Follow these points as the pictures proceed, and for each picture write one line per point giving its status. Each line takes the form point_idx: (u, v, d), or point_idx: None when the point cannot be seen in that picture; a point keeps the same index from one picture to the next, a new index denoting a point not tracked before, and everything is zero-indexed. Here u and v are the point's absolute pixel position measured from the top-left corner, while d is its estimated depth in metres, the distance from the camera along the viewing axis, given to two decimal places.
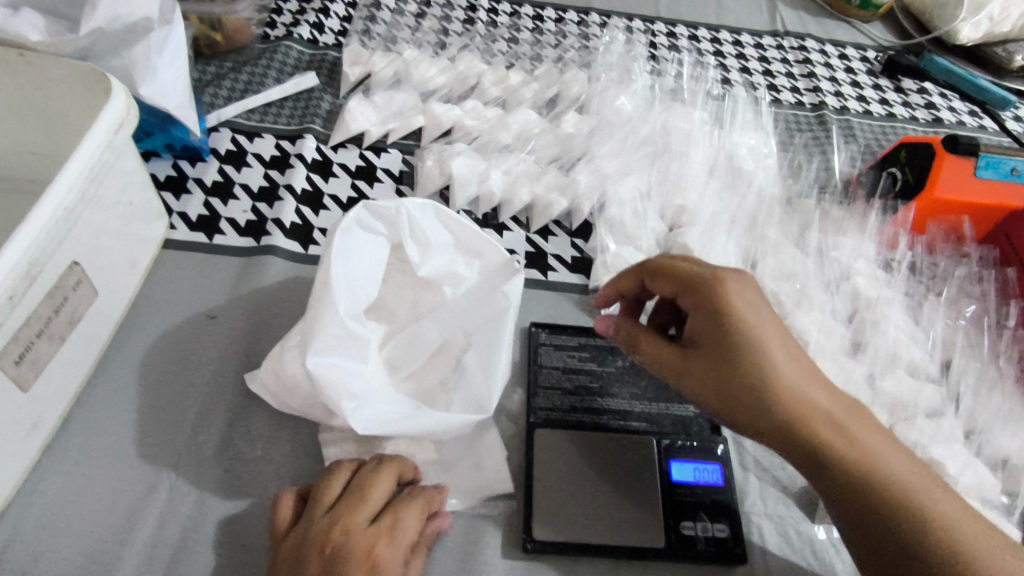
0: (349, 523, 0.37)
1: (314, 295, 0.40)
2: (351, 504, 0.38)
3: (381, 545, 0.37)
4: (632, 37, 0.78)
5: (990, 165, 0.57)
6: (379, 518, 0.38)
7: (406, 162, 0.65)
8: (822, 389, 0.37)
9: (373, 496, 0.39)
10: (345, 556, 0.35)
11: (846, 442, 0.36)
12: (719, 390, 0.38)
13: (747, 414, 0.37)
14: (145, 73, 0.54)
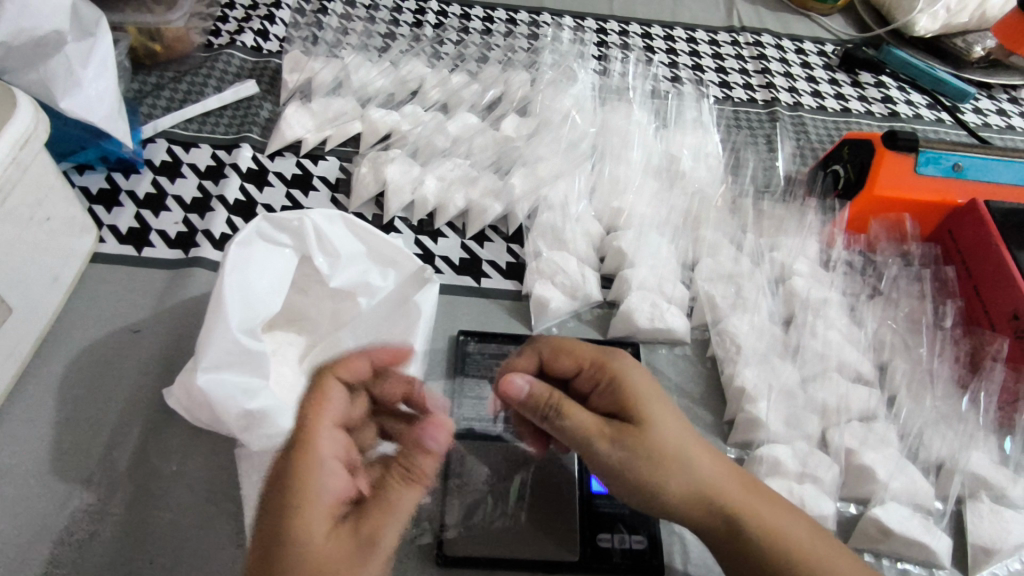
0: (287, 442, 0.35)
1: (208, 310, 0.39)
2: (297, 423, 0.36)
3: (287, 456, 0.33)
4: (581, 37, 0.77)
5: (931, 160, 0.56)
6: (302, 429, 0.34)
7: (343, 169, 0.64)
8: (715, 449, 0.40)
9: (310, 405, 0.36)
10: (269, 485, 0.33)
11: (747, 495, 0.39)
12: (639, 450, 0.37)
13: (664, 470, 0.37)
14: (67, 86, 0.53)
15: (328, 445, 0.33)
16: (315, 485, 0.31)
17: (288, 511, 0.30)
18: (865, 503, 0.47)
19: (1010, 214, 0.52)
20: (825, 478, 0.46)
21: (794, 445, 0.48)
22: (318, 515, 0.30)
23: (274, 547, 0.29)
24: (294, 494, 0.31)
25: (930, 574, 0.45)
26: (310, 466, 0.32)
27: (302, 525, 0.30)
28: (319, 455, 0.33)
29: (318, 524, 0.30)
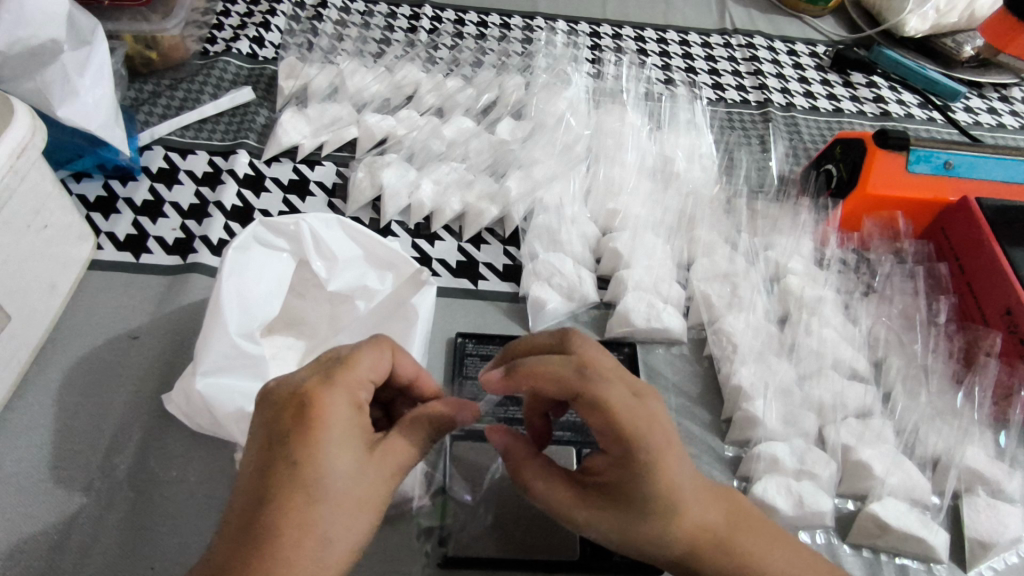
0: (298, 372, 0.32)
1: (205, 316, 0.39)
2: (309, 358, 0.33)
3: (318, 384, 0.30)
4: (574, 40, 0.78)
5: (922, 158, 0.56)
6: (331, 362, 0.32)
7: (340, 174, 0.65)
8: (717, 510, 0.34)
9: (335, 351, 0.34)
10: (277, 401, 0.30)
11: (739, 562, 0.34)
12: (608, 525, 0.34)
13: (638, 544, 0.34)
14: (63, 95, 0.54)
15: (361, 387, 0.32)
16: (348, 423, 0.30)
17: (315, 445, 0.29)
18: (863, 499, 0.47)
19: (1002, 211, 0.52)
20: (822, 474, 0.46)
21: (791, 442, 0.48)
22: (333, 465, 0.29)
23: (301, 482, 0.28)
24: (307, 436, 0.29)
25: (929, 568, 0.45)
26: (346, 406, 0.30)
27: (330, 466, 0.29)
28: (353, 393, 0.31)
29: (346, 463, 0.29)
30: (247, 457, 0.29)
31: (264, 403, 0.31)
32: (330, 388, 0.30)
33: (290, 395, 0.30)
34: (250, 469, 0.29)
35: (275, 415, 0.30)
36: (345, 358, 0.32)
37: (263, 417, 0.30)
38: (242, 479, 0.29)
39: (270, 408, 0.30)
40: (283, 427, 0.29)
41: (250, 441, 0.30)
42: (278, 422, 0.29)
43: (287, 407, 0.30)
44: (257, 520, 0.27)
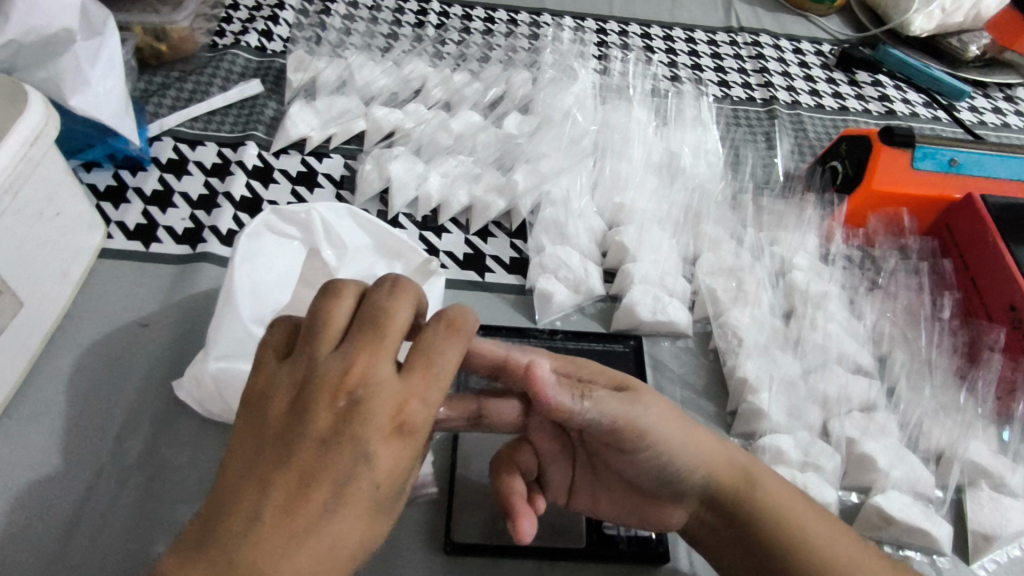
0: (377, 369, 0.26)
1: (219, 302, 0.40)
2: (368, 335, 0.27)
3: (416, 395, 0.27)
4: (581, 37, 0.78)
5: (927, 156, 0.57)
6: (425, 360, 0.28)
7: (348, 166, 0.65)
8: (729, 448, 0.38)
9: (404, 328, 0.28)
10: (367, 403, 0.26)
11: (767, 498, 0.37)
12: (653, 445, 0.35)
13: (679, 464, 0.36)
14: (76, 84, 0.54)
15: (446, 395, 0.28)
16: (422, 443, 0.28)
17: (401, 462, 0.26)
18: (867, 491, 0.48)
19: (1006, 208, 0.53)
20: (826, 466, 0.46)
21: (796, 434, 0.48)
22: (397, 484, 0.27)
23: (375, 501, 0.25)
24: (394, 452, 0.26)
25: (932, 561, 0.45)
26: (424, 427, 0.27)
27: (396, 487, 0.27)
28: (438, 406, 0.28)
29: (401, 487, 0.27)
30: (310, 481, 0.24)
31: (336, 412, 0.25)
32: (426, 401, 0.27)
33: (381, 414, 0.26)
34: (310, 474, 0.24)
35: (362, 439, 0.25)
36: (423, 357, 0.28)
37: (343, 438, 0.25)
38: (296, 489, 0.24)
39: (348, 427, 0.25)
40: (371, 439, 0.25)
41: (310, 465, 0.24)
42: (372, 445, 0.25)
43: (380, 432, 0.26)
44: (322, 527, 0.24)
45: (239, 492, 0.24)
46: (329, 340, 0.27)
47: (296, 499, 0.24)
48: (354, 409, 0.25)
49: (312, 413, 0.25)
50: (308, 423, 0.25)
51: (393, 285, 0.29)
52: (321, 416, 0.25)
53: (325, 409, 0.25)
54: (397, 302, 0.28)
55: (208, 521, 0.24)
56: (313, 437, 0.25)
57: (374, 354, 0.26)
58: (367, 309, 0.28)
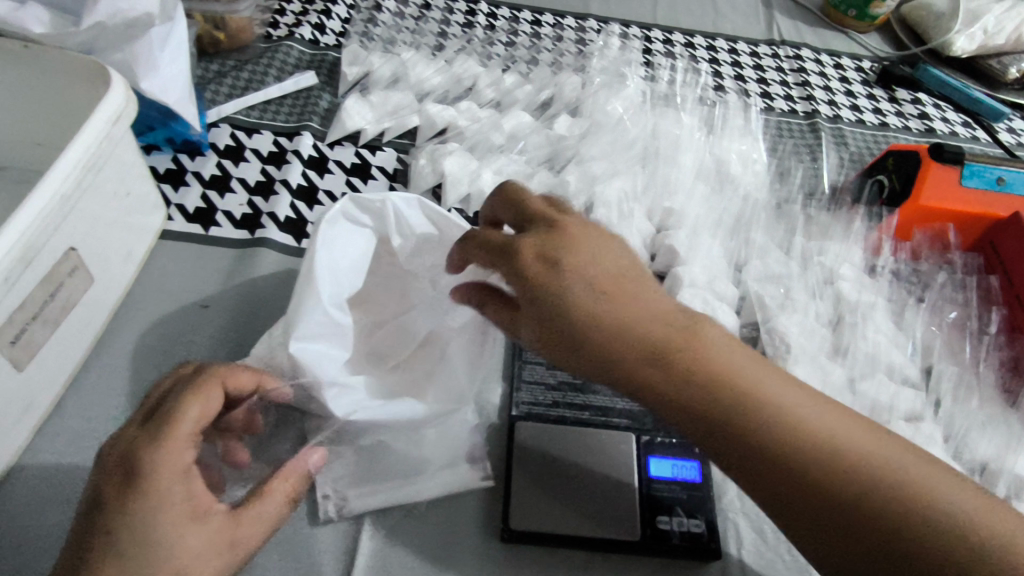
0: (175, 455, 0.35)
1: (302, 284, 0.42)
2: (158, 431, 0.36)
3: (143, 444, 0.35)
4: (628, 43, 0.79)
5: (975, 173, 0.58)
6: (157, 421, 0.36)
7: (400, 160, 0.66)
8: (778, 377, 0.36)
9: (190, 426, 0.37)
10: (145, 471, 0.34)
11: (824, 430, 0.34)
12: (675, 359, 0.36)
13: (718, 387, 0.35)
14: (147, 68, 0.55)
15: (194, 472, 0.36)
16: (179, 492, 0.35)
17: (149, 513, 0.34)
18: None
19: None
20: None
21: None
22: (187, 533, 0.35)
23: (154, 558, 0.33)
24: (142, 504, 0.34)
25: None
26: (183, 500, 0.35)
27: (187, 539, 0.35)
28: (186, 482, 0.36)
29: (192, 538, 0.35)
30: (90, 543, 0.33)
31: (117, 482, 0.34)
32: (160, 455, 0.35)
33: (174, 486, 0.35)
34: (86, 529, 0.33)
35: (139, 511, 0.33)
36: (170, 420, 0.36)
37: (123, 507, 0.33)
38: (132, 553, 0.33)
39: (126, 500, 0.33)
40: (104, 493, 0.34)
41: (92, 528, 0.33)
42: (150, 515, 0.34)
43: (154, 501, 0.34)
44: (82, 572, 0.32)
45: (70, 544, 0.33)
46: (141, 419, 0.37)
47: (100, 549, 0.32)
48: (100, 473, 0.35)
49: (108, 480, 0.34)
50: (103, 488, 0.34)
51: (194, 383, 0.39)
52: (111, 483, 0.34)
53: (114, 480, 0.34)
54: (201, 392, 0.38)
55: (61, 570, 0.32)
56: (104, 499, 0.34)
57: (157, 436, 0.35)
58: (145, 404, 0.38)
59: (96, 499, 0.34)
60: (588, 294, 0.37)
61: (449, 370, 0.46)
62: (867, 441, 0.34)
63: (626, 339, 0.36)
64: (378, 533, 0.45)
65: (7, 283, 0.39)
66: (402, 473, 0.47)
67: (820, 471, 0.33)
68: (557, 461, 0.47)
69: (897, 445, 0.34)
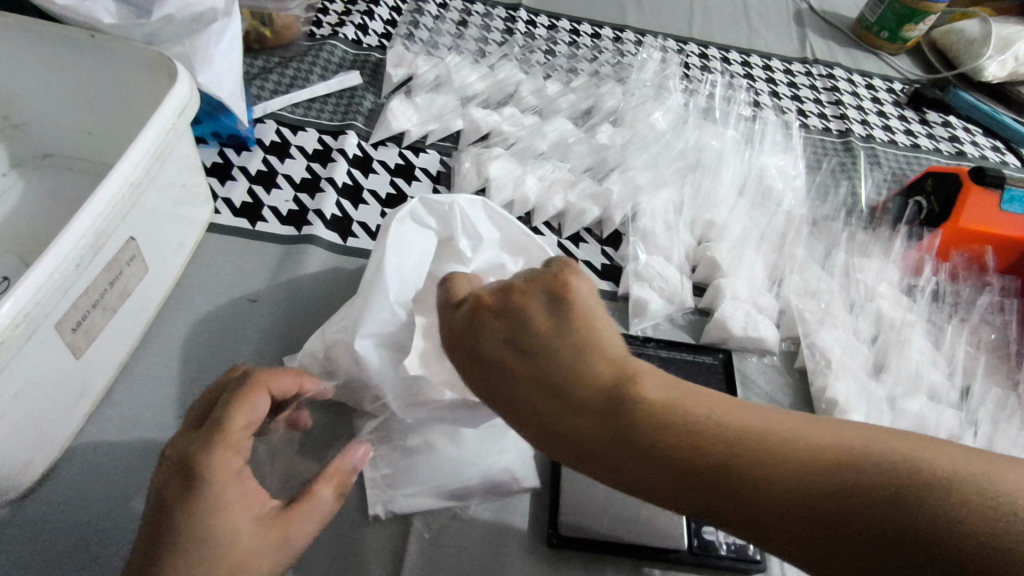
0: (224, 458, 0.33)
1: (369, 283, 0.45)
2: (209, 435, 0.34)
3: (196, 450, 0.33)
4: (667, 56, 0.80)
5: (1015, 199, 0.59)
6: (207, 424, 0.34)
7: (444, 163, 0.67)
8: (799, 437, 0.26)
9: (241, 429, 0.34)
10: (201, 477, 0.32)
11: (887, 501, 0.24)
12: (659, 452, 0.26)
13: (723, 467, 0.26)
14: (203, 63, 0.56)
15: (247, 474, 0.35)
16: (236, 493, 0.34)
17: (209, 517, 0.32)
18: None
19: None
20: None
21: None
22: (246, 534, 0.34)
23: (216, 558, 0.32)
24: (200, 507, 0.32)
25: None
26: (240, 502, 0.34)
27: (246, 539, 0.33)
28: (241, 484, 0.34)
29: (251, 537, 0.34)
30: (152, 549, 0.31)
31: (178, 487, 0.32)
32: (212, 457, 0.33)
33: (228, 491, 0.33)
34: (148, 534, 0.32)
35: (197, 515, 0.32)
36: (219, 422, 0.34)
37: (185, 510, 0.32)
38: (196, 556, 0.32)
39: (186, 503, 0.32)
40: (165, 497, 0.32)
41: (152, 530, 0.32)
42: (207, 519, 0.32)
43: (210, 503, 0.32)
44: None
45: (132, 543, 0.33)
46: (195, 421, 0.36)
47: (165, 549, 0.31)
48: (160, 476, 0.33)
49: (167, 486, 0.33)
50: (164, 489, 0.33)
51: (243, 386, 0.36)
52: (171, 484, 0.33)
53: (174, 480, 0.33)
54: (249, 398, 0.35)
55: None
56: (165, 500, 0.32)
57: (207, 439, 0.33)
58: (196, 405, 0.37)
59: (157, 502, 0.33)
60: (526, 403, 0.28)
61: None
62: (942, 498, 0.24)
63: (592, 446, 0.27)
64: (427, 533, 0.45)
65: (78, 270, 0.39)
66: (448, 477, 0.46)
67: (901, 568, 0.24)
68: None
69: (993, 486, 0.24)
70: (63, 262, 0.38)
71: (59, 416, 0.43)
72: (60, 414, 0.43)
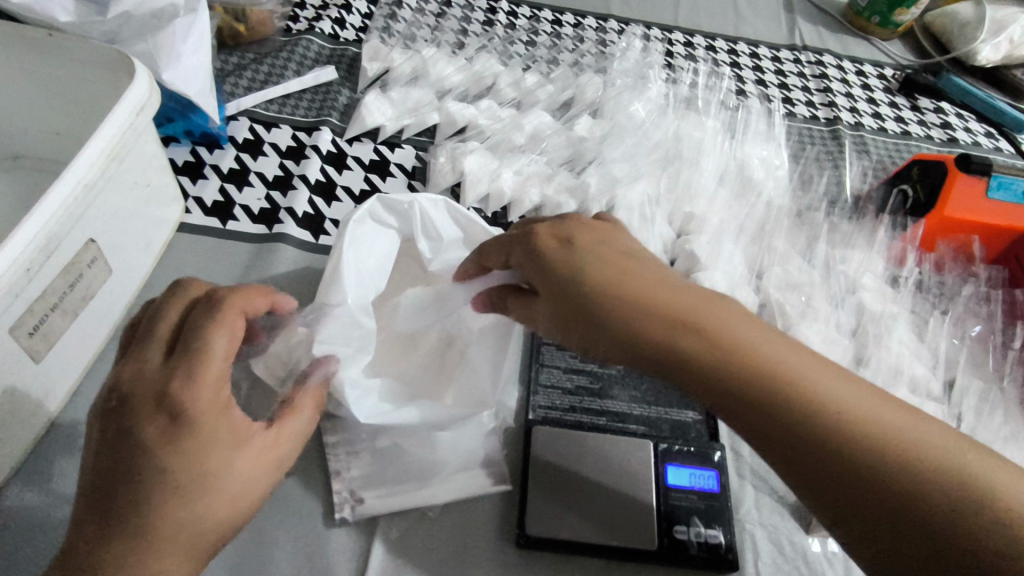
0: (210, 389, 0.33)
1: (326, 285, 0.44)
2: (189, 366, 0.32)
3: (178, 384, 0.32)
4: (649, 45, 0.79)
5: (1002, 186, 0.57)
6: (182, 355, 0.33)
7: (419, 158, 0.66)
8: (823, 363, 0.34)
9: (220, 358, 0.33)
10: (188, 411, 0.32)
11: (867, 415, 0.32)
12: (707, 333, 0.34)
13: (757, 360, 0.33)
14: (169, 59, 0.54)
15: (230, 404, 0.34)
16: (225, 425, 0.33)
17: (200, 451, 0.32)
18: None
19: None
20: None
21: None
22: (238, 460, 0.34)
23: (209, 488, 0.32)
24: (189, 441, 0.32)
25: None
26: (228, 434, 0.33)
27: (239, 466, 0.34)
28: (228, 416, 0.34)
29: (243, 467, 0.34)
30: (141, 486, 0.31)
31: (160, 423, 0.32)
32: (195, 390, 0.32)
33: (217, 422, 0.33)
34: (129, 471, 0.31)
35: (187, 450, 0.32)
36: (199, 352, 0.33)
37: (172, 447, 0.31)
38: (188, 488, 0.32)
39: (173, 442, 0.32)
40: (146, 433, 0.31)
41: (131, 471, 0.31)
42: (201, 455, 0.32)
43: (200, 440, 0.32)
44: (135, 512, 0.31)
45: (99, 483, 0.31)
46: (161, 349, 0.34)
47: (156, 488, 0.31)
48: (129, 412, 0.32)
49: (145, 424, 0.31)
50: (142, 429, 0.31)
51: (214, 313, 0.34)
52: (152, 423, 0.31)
53: (156, 418, 0.32)
54: (224, 323, 0.34)
55: (103, 513, 0.31)
56: (145, 441, 0.31)
57: (189, 370, 0.32)
58: (150, 327, 0.34)
59: (135, 440, 0.31)
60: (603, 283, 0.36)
61: (469, 373, 0.47)
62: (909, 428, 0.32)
63: (645, 326, 0.35)
64: (394, 534, 0.44)
65: (29, 274, 0.39)
66: (415, 476, 0.46)
67: (864, 455, 0.31)
68: (576, 467, 0.46)
69: (954, 443, 0.32)
70: (13, 266, 0.37)
71: (17, 421, 0.42)
72: (18, 419, 0.42)
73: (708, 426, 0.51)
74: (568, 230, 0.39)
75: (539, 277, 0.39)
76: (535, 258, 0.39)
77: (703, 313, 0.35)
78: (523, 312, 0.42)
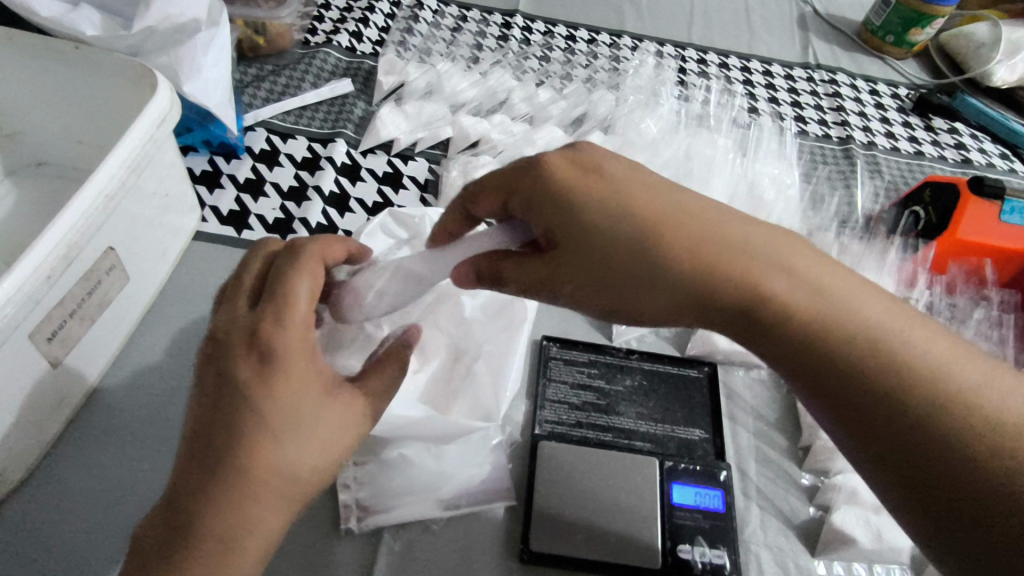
0: (298, 331, 0.34)
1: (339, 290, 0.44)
2: (276, 309, 0.34)
3: (269, 326, 0.33)
4: (663, 62, 0.80)
5: (1016, 210, 0.57)
6: (273, 298, 0.34)
7: (432, 171, 0.66)
8: (822, 280, 0.35)
9: (305, 302, 0.35)
10: (278, 351, 0.33)
11: (861, 329, 0.33)
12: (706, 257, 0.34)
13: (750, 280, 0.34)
14: (190, 71, 0.55)
15: (315, 351, 0.35)
16: (313, 366, 0.34)
17: (293, 389, 0.33)
18: None
19: None
20: None
21: None
22: (330, 402, 0.34)
23: (304, 430, 0.33)
24: (286, 375, 0.33)
25: None
26: (314, 378, 0.34)
27: (331, 409, 0.34)
28: (313, 363, 0.34)
29: (332, 412, 0.34)
30: (238, 424, 0.31)
31: (253, 363, 0.32)
32: (283, 331, 0.33)
33: (303, 367, 0.34)
34: (225, 411, 0.32)
35: (277, 391, 0.32)
36: (286, 295, 0.34)
37: (266, 385, 0.32)
38: (283, 427, 0.32)
39: (266, 380, 0.32)
40: (241, 373, 0.32)
41: (228, 412, 0.31)
42: (295, 395, 0.33)
43: (290, 381, 0.33)
44: (234, 451, 0.31)
45: (197, 430, 0.32)
46: (245, 301, 0.35)
47: (255, 427, 0.31)
48: (223, 355, 0.33)
49: (240, 363, 0.32)
50: (237, 370, 0.32)
51: (296, 260, 0.36)
52: (246, 364, 0.32)
53: (250, 360, 0.33)
54: (305, 268, 0.35)
55: (201, 453, 0.31)
56: (241, 381, 0.32)
57: (279, 311, 0.33)
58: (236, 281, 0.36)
59: (227, 381, 0.32)
60: (645, 239, 0.35)
61: (476, 386, 0.49)
62: (948, 371, 0.32)
63: (670, 275, 0.35)
64: (398, 546, 0.44)
65: (50, 281, 0.39)
66: (421, 488, 0.46)
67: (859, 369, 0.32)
68: (583, 479, 0.46)
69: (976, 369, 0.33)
70: (35, 273, 0.38)
71: (34, 425, 0.43)
72: (35, 423, 0.43)
73: (715, 445, 0.51)
74: (581, 158, 0.37)
75: (547, 218, 0.37)
76: (545, 194, 0.36)
77: (751, 266, 0.34)
78: (524, 271, 0.38)
